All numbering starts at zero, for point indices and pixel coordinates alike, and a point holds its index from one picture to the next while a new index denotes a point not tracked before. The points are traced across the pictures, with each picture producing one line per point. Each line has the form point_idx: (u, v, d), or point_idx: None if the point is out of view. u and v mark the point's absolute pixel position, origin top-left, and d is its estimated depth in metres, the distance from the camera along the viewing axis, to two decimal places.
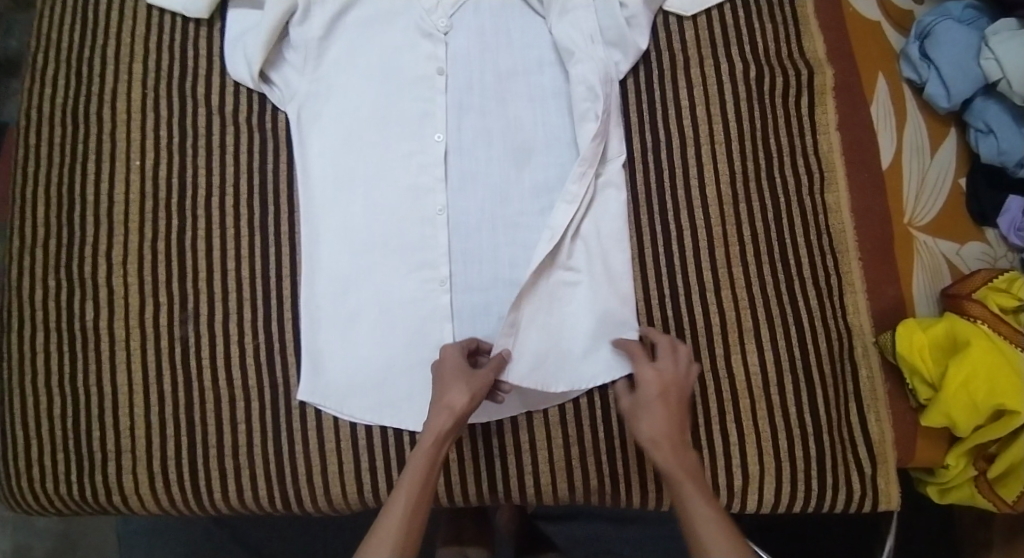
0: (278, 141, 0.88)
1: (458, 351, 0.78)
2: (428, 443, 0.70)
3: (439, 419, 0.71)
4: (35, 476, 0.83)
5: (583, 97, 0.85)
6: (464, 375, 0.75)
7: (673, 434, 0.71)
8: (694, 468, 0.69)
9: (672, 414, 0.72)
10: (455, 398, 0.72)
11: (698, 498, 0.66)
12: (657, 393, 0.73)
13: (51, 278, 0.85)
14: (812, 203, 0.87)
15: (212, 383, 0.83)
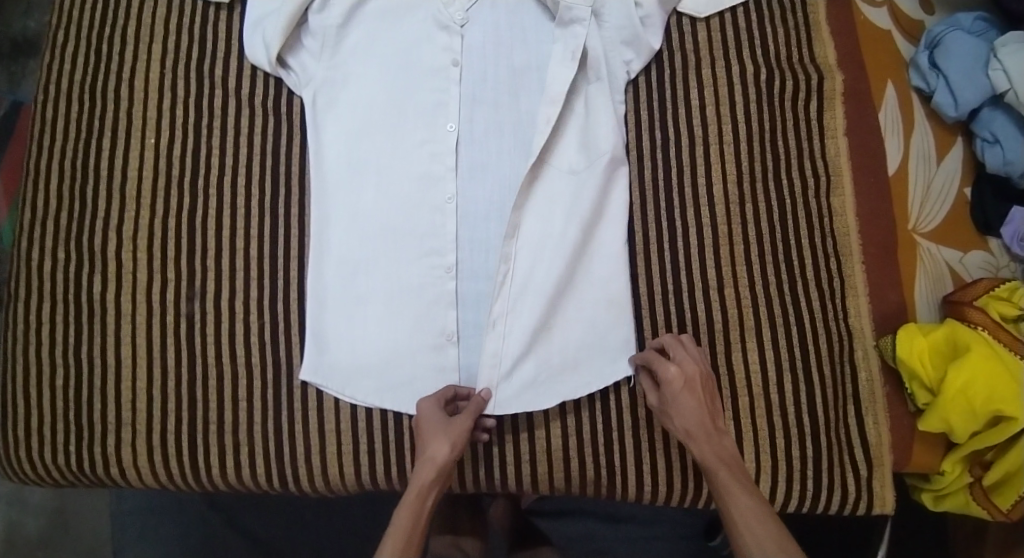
0: (292, 125, 0.89)
1: (434, 401, 0.79)
2: (413, 496, 0.72)
3: (426, 469, 0.74)
4: (35, 445, 0.84)
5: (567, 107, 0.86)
6: (442, 426, 0.76)
7: (703, 424, 0.75)
8: (728, 455, 0.74)
9: (698, 405, 0.76)
10: (437, 450, 0.75)
11: (736, 490, 0.71)
12: (680, 386, 0.76)
13: (61, 250, 0.86)
14: (818, 206, 0.88)
15: (215, 360, 0.84)
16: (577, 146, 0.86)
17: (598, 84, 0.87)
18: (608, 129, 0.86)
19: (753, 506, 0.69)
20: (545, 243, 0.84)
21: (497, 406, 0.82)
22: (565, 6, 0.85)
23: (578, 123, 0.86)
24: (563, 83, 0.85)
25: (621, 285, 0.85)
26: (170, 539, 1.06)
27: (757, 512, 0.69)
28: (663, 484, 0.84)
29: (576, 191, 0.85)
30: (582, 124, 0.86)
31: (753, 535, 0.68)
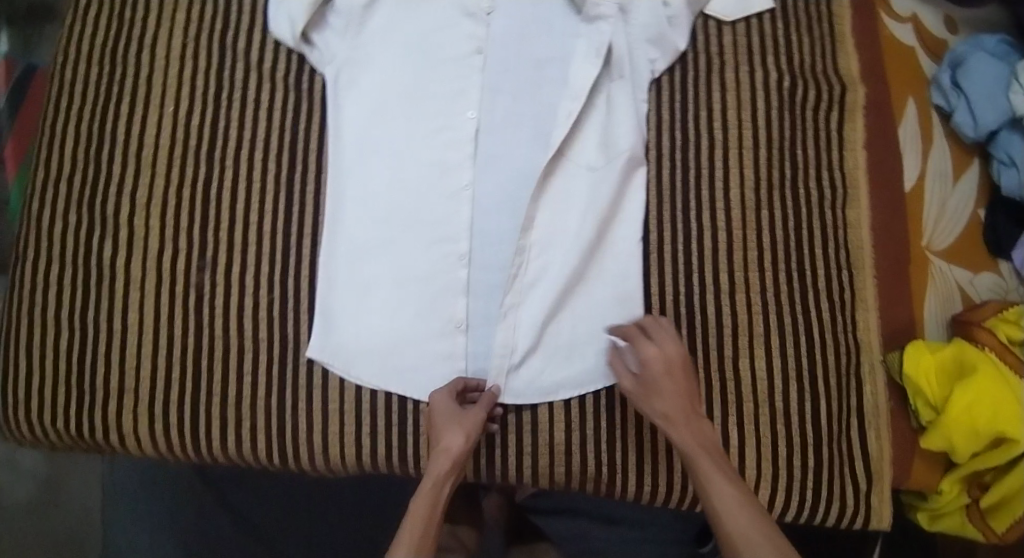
0: (312, 102, 0.89)
1: (446, 394, 0.79)
2: (428, 485, 0.72)
3: (440, 460, 0.74)
4: (34, 407, 0.83)
5: (596, 106, 0.86)
6: (454, 418, 0.77)
7: (684, 412, 0.73)
8: (708, 441, 0.73)
9: (680, 391, 0.74)
10: (450, 441, 0.75)
11: (717, 478, 0.70)
12: (661, 371, 0.74)
13: (71, 212, 0.85)
14: (833, 217, 0.87)
15: (222, 332, 0.84)
16: (597, 143, 0.86)
17: (621, 81, 0.87)
18: (628, 125, 0.86)
19: (738, 496, 0.69)
20: (561, 238, 0.84)
21: (507, 396, 0.83)
22: (592, 3, 0.86)
23: (599, 121, 0.86)
24: (586, 78, 0.85)
25: (633, 285, 0.85)
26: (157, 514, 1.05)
27: (741, 501, 0.69)
28: (663, 484, 0.84)
29: (594, 187, 0.85)
30: (602, 121, 0.86)
31: (738, 525, 0.67)
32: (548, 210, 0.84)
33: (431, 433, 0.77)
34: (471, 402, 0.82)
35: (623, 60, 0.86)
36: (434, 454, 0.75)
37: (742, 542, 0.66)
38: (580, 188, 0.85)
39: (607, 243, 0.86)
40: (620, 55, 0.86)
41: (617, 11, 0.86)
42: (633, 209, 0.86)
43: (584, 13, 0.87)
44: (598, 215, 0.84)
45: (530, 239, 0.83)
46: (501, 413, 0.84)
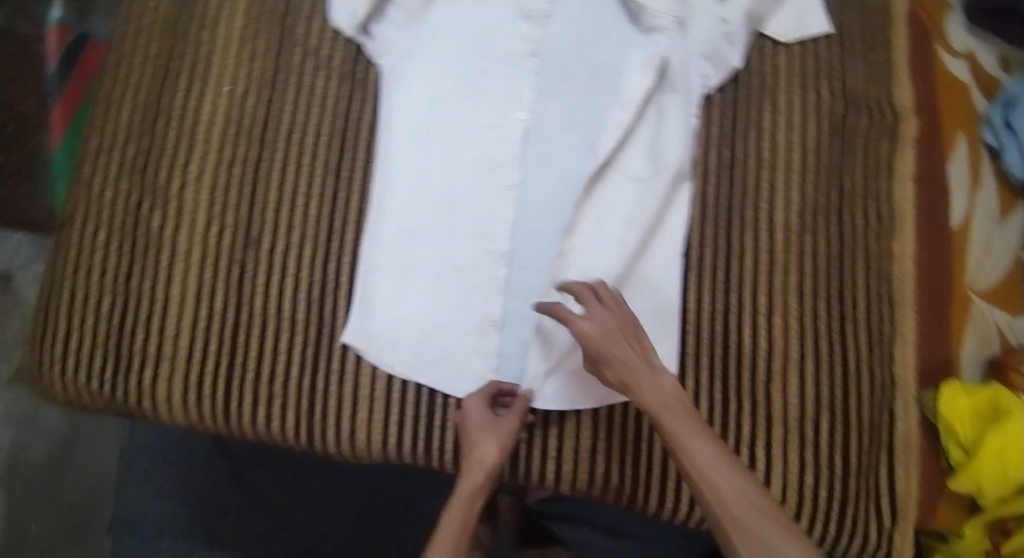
0: (366, 91, 0.89)
1: (480, 400, 0.79)
2: (462, 497, 0.73)
3: (473, 472, 0.74)
4: (71, 369, 0.84)
5: (648, 118, 0.86)
6: (488, 427, 0.77)
7: (634, 380, 0.71)
8: (672, 396, 0.71)
9: (623, 360, 0.72)
10: (485, 453, 0.75)
11: (684, 438, 0.68)
12: (599, 346, 0.72)
13: (122, 182, 0.87)
14: (877, 250, 0.86)
15: (262, 310, 0.85)
16: (643, 155, 0.85)
17: (673, 95, 0.86)
18: (677, 138, 0.85)
19: (712, 460, 0.67)
20: (602, 247, 0.83)
21: (538, 402, 0.82)
22: (649, 13, 0.86)
23: (648, 133, 0.86)
24: (640, 88, 0.84)
25: (671, 298, 0.84)
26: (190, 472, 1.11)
27: (716, 464, 0.67)
28: (685, 501, 0.83)
29: (638, 197, 0.84)
30: (650, 134, 0.86)
31: (716, 492, 0.66)
32: (592, 219, 0.84)
33: (464, 440, 0.78)
34: (503, 406, 0.82)
35: (678, 73, 0.86)
36: (467, 464, 0.76)
37: (724, 511, 0.66)
38: (625, 200, 0.84)
39: (647, 254, 0.85)
40: (677, 67, 0.86)
41: (674, 24, 0.85)
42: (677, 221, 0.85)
43: (642, 22, 0.86)
44: (643, 226, 0.83)
45: (571, 248, 0.83)
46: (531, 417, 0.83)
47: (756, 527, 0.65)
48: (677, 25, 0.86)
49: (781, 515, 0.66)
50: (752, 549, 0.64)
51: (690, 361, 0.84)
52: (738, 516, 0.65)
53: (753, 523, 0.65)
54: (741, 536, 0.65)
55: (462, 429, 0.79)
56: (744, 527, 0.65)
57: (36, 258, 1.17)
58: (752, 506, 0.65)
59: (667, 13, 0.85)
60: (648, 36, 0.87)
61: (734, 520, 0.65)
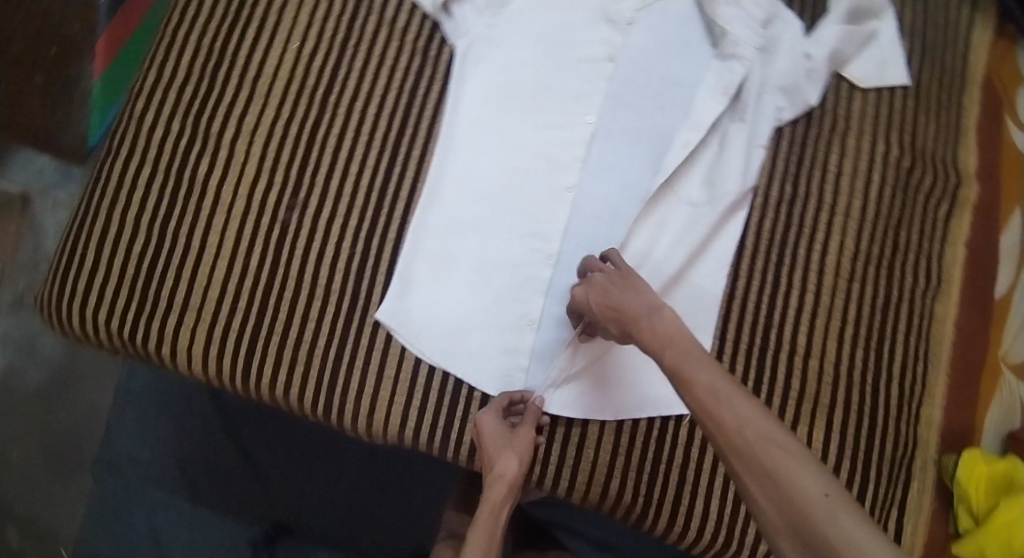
0: (435, 69, 0.87)
1: (493, 413, 0.78)
2: (487, 511, 0.73)
3: (497, 488, 0.74)
4: (92, 303, 0.81)
5: (711, 145, 0.86)
6: (506, 440, 0.76)
7: (635, 324, 0.72)
8: (672, 332, 0.70)
9: (620, 308, 0.73)
10: (506, 466, 0.75)
11: (683, 372, 0.68)
12: (595, 303, 0.76)
13: (175, 122, 0.84)
14: (921, 307, 0.86)
15: (297, 274, 0.82)
16: (702, 181, 0.85)
17: (740, 124, 0.85)
18: (740, 167, 0.83)
19: (714, 393, 0.66)
20: (644, 266, 0.83)
21: (551, 406, 0.82)
22: (730, 40, 0.85)
23: (708, 160, 0.85)
24: (710, 113, 0.84)
25: (708, 326, 0.83)
26: (190, 431, 1.09)
27: (720, 397, 0.66)
28: (694, 527, 0.82)
29: (687, 221, 0.84)
30: (711, 161, 0.85)
31: (720, 426, 0.65)
32: (642, 238, 0.83)
33: (482, 453, 0.77)
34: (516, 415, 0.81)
35: (748, 101, 0.84)
36: (488, 479, 0.75)
37: (729, 445, 0.64)
38: (677, 225, 0.84)
39: (688, 277, 0.84)
40: (749, 94, 0.84)
41: (755, 52, 0.85)
42: (724, 249, 0.84)
43: (721, 48, 0.86)
44: (691, 257, 0.83)
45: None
46: (548, 424, 0.81)
47: (760, 454, 0.63)
48: (757, 54, 0.85)
49: (794, 444, 0.63)
50: (761, 482, 0.62)
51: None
52: (744, 448, 0.63)
53: (760, 455, 0.63)
54: (750, 468, 0.63)
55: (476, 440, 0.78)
56: (752, 460, 0.63)
57: (58, 184, 1.15)
58: (759, 439, 0.63)
59: (747, 42, 0.85)
60: (723, 61, 0.86)
61: (740, 454, 0.64)
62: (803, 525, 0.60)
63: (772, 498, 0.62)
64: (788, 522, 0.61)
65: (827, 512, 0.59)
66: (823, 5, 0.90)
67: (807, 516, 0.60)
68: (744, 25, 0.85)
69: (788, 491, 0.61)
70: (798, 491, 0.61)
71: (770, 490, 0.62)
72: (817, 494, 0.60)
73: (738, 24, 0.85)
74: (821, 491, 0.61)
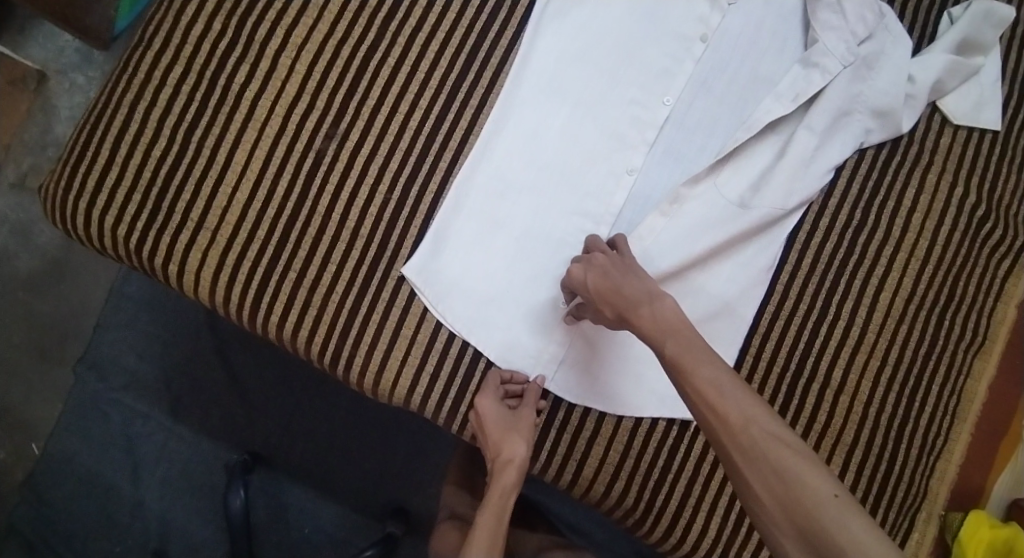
0: (511, 15, 0.80)
1: (493, 394, 0.76)
2: (496, 500, 0.74)
3: (505, 473, 0.74)
4: (100, 204, 0.76)
5: (771, 146, 0.80)
6: (511, 424, 0.75)
7: (635, 310, 0.67)
8: (673, 322, 0.65)
9: (619, 291, 0.68)
10: (513, 451, 0.74)
11: (684, 366, 0.64)
12: (592, 281, 0.70)
13: (217, 19, 0.77)
14: (961, 361, 0.83)
15: (325, 211, 0.76)
16: (748, 181, 0.79)
17: (807, 133, 0.79)
18: (792, 178, 0.79)
19: (718, 388, 0.62)
20: (669, 254, 0.78)
21: (550, 383, 0.78)
22: (819, 49, 0.79)
23: (759, 161, 0.79)
24: (768, 115, 0.78)
25: (739, 339, 0.80)
26: (177, 344, 1.07)
27: (724, 393, 0.62)
28: (691, 541, 0.80)
29: (722, 217, 0.78)
30: (764, 163, 0.79)
31: (724, 423, 0.62)
32: (678, 227, 0.78)
33: (484, 440, 0.75)
34: (513, 395, 0.77)
35: (828, 115, 0.79)
36: (492, 465, 0.75)
37: (734, 442, 0.61)
38: (716, 221, 0.78)
39: (708, 272, 0.79)
40: (822, 106, 0.79)
41: (843, 69, 0.79)
42: (761, 257, 0.80)
43: (808, 54, 0.79)
44: (720, 256, 0.79)
45: (642, 246, 0.78)
46: (548, 411, 0.78)
47: (767, 453, 0.61)
48: (844, 71, 0.79)
49: (799, 443, 0.61)
50: (767, 482, 0.60)
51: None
52: (751, 446, 0.61)
53: (766, 453, 0.61)
54: (755, 467, 0.61)
55: (473, 426, 0.76)
56: (758, 460, 0.61)
57: (77, 67, 1.11)
58: (767, 438, 0.61)
59: (837, 57, 0.79)
60: (804, 69, 0.79)
61: (746, 452, 0.61)
62: (813, 527, 0.58)
63: (778, 498, 0.60)
64: (793, 523, 0.59)
65: (837, 516, 0.58)
66: (932, 27, 0.84)
67: (815, 518, 0.58)
68: (839, 39, 0.79)
69: (795, 492, 0.59)
70: (807, 493, 0.59)
71: (776, 490, 0.60)
72: (828, 496, 0.59)
73: (833, 36, 0.79)
74: (830, 491, 0.59)
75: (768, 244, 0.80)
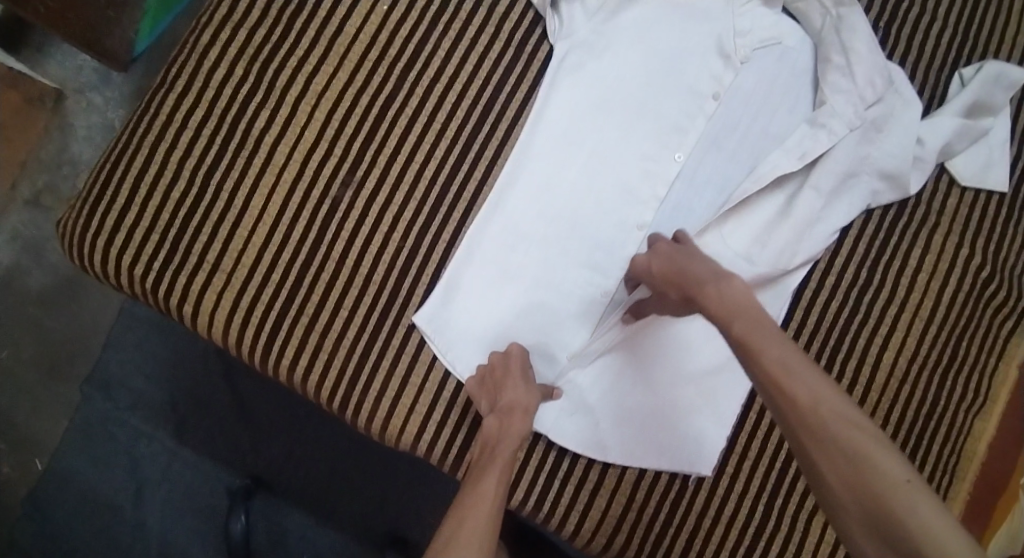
0: (527, 68, 0.81)
1: (525, 353, 0.77)
2: (509, 442, 0.70)
3: (519, 419, 0.71)
4: (118, 243, 0.77)
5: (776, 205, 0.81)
6: (531, 380, 0.75)
7: (700, 290, 0.66)
8: (742, 298, 0.64)
9: (684, 273, 0.68)
10: (532, 403, 0.73)
11: (753, 344, 0.62)
12: (657, 268, 0.71)
13: (240, 64, 0.78)
14: (961, 421, 0.84)
15: (339, 257, 0.77)
16: (752, 236, 0.80)
17: (813, 193, 0.80)
18: (802, 232, 0.80)
19: (787, 369, 0.61)
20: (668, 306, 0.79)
21: (548, 429, 0.78)
22: (827, 111, 0.80)
23: (761, 217, 0.81)
24: (776, 170, 0.79)
25: (743, 395, 0.80)
26: (185, 367, 1.09)
27: (793, 375, 0.61)
28: None
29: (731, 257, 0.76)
30: (767, 218, 0.81)
31: (792, 403, 0.60)
32: None
33: (505, 385, 0.74)
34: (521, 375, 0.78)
35: (833, 177, 0.80)
36: (507, 410, 0.72)
37: (805, 424, 0.60)
38: None
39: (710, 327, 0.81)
40: (825, 167, 0.80)
41: (849, 132, 0.80)
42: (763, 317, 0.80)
43: (815, 115, 0.80)
44: None
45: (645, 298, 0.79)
46: (553, 460, 0.78)
47: (838, 436, 0.59)
48: (851, 134, 0.80)
49: (869, 426, 0.60)
50: (836, 465, 0.59)
51: (734, 460, 0.80)
52: (822, 428, 0.59)
53: (839, 436, 0.59)
54: (825, 451, 0.59)
55: (492, 375, 0.75)
56: (828, 442, 0.59)
57: (95, 87, 1.12)
58: (840, 420, 0.59)
59: (845, 119, 0.80)
60: (812, 128, 0.80)
61: (813, 433, 0.59)
62: (878, 511, 0.57)
63: (845, 481, 0.59)
64: (862, 509, 0.58)
65: (908, 503, 0.57)
66: (943, 87, 0.85)
67: (885, 504, 0.57)
68: (847, 102, 0.80)
69: (865, 477, 0.58)
70: (876, 478, 0.58)
71: (846, 476, 0.59)
72: (899, 481, 0.57)
73: (841, 99, 0.80)
74: (899, 477, 0.58)
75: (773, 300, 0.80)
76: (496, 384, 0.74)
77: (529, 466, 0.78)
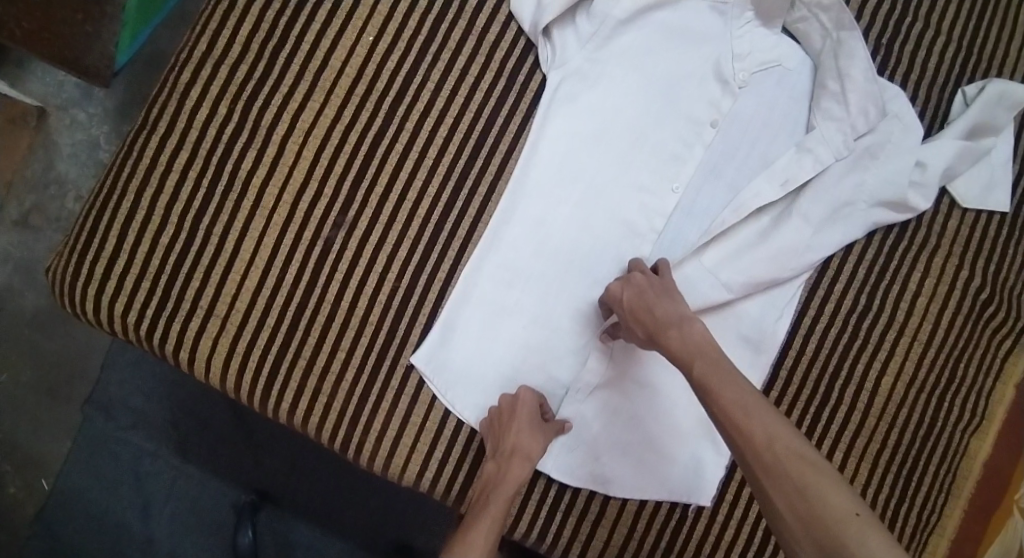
0: (520, 98, 0.79)
1: (534, 396, 0.76)
2: (506, 492, 0.72)
3: (517, 466, 0.72)
4: (108, 291, 0.76)
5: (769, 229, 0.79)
6: (537, 425, 0.75)
7: (666, 331, 0.68)
8: (704, 346, 0.67)
9: (651, 311, 0.69)
10: (533, 450, 0.73)
11: (713, 385, 0.65)
12: (627, 299, 0.71)
13: (223, 103, 0.76)
14: (957, 439, 0.84)
15: (333, 298, 0.76)
16: (743, 264, 0.78)
17: (801, 220, 0.79)
18: (782, 255, 0.78)
19: (744, 409, 0.63)
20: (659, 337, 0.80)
21: (548, 467, 0.78)
22: (816, 138, 0.79)
23: (746, 239, 0.79)
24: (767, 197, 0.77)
25: None
26: (184, 386, 1.09)
27: (750, 414, 0.63)
28: None
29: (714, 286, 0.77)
30: (752, 239, 0.79)
31: (749, 441, 0.62)
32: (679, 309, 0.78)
33: (509, 430, 0.74)
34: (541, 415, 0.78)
35: (824, 204, 0.79)
36: (506, 456, 0.73)
37: (758, 461, 0.61)
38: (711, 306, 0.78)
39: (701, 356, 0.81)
40: (814, 194, 0.79)
41: (836, 161, 0.79)
42: (762, 347, 0.80)
43: (803, 140, 0.79)
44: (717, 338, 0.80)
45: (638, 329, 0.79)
46: (555, 493, 0.79)
47: (792, 472, 0.60)
48: (840, 163, 0.79)
49: (823, 463, 0.61)
50: (789, 500, 0.60)
51: (733, 487, 0.80)
52: (775, 465, 0.61)
53: (791, 474, 0.60)
54: (779, 487, 0.60)
55: (499, 418, 0.75)
56: (781, 478, 0.60)
57: (78, 103, 1.09)
58: (792, 457, 0.61)
59: (832, 146, 0.78)
60: (799, 154, 0.78)
61: (769, 469, 0.61)
62: (832, 545, 0.57)
63: (800, 517, 0.59)
64: (817, 544, 0.58)
65: (859, 536, 0.57)
66: (946, 106, 0.83)
67: (838, 538, 0.57)
68: (838, 130, 0.78)
69: (819, 511, 0.59)
70: (829, 513, 0.58)
71: (800, 511, 0.59)
72: (850, 515, 0.58)
73: (832, 127, 0.79)
74: (852, 511, 0.58)
75: (772, 327, 0.81)
76: (500, 428, 0.74)
77: (531, 499, 0.79)
